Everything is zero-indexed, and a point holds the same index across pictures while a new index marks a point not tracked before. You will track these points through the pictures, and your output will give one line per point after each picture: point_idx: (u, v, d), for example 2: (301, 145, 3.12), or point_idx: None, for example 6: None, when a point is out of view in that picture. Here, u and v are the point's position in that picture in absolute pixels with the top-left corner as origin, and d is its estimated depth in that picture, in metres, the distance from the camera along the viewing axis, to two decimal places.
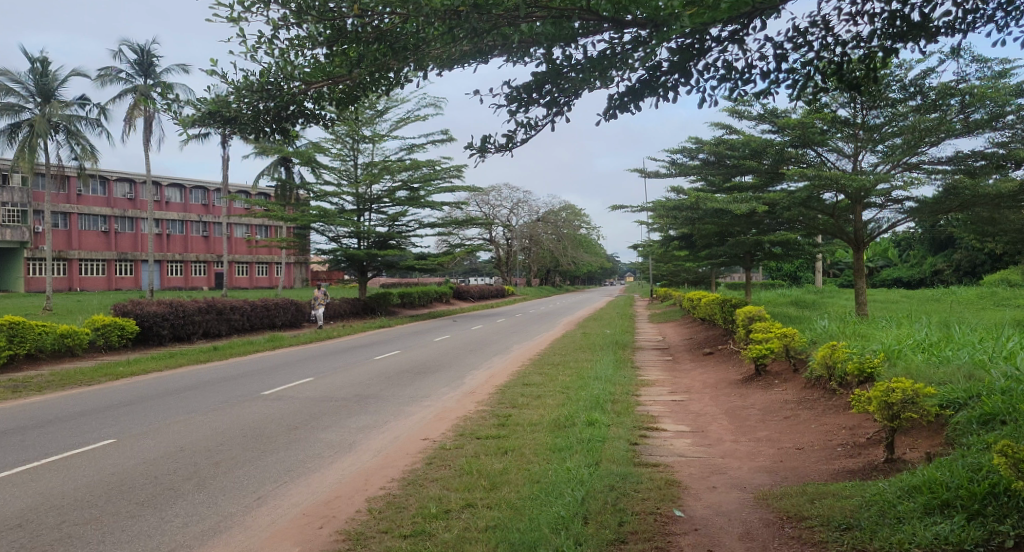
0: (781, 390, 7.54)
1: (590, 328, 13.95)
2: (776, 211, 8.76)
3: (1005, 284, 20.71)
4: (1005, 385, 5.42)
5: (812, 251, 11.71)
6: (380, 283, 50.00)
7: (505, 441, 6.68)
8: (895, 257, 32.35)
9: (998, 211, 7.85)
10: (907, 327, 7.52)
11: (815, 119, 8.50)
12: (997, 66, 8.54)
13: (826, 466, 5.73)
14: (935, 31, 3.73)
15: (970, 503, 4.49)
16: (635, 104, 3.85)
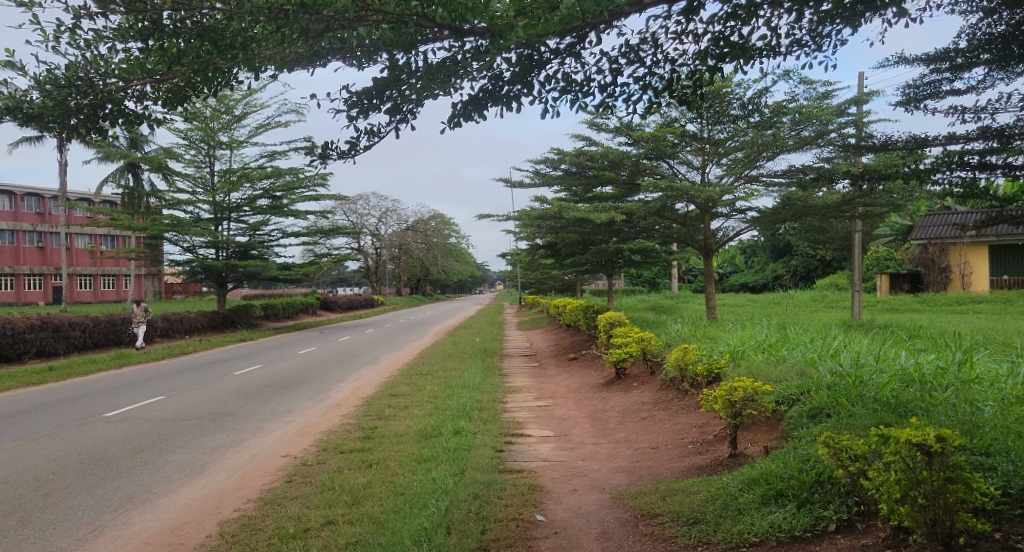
0: (639, 392, 7.84)
1: (460, 336, 13.96)
2: (633, 220, 9.10)
3: (836, 288, 22.54)
4: (831, 380, 5.91)
5: (669, 257, 12.29)
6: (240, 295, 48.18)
7: (370, 454, 6.54)
8: (742, 262, 33.97)
9: (827, 220, 8.54)
10: (750, 328, 8.04)
11: (666, 132, 8.95)
12: (821, 87, 9.31)
13: (677, 463, 6.00)
14: (756, 53, 3.97)
15: (800, 491, 4.87)
16: (479, 113, 3.86)
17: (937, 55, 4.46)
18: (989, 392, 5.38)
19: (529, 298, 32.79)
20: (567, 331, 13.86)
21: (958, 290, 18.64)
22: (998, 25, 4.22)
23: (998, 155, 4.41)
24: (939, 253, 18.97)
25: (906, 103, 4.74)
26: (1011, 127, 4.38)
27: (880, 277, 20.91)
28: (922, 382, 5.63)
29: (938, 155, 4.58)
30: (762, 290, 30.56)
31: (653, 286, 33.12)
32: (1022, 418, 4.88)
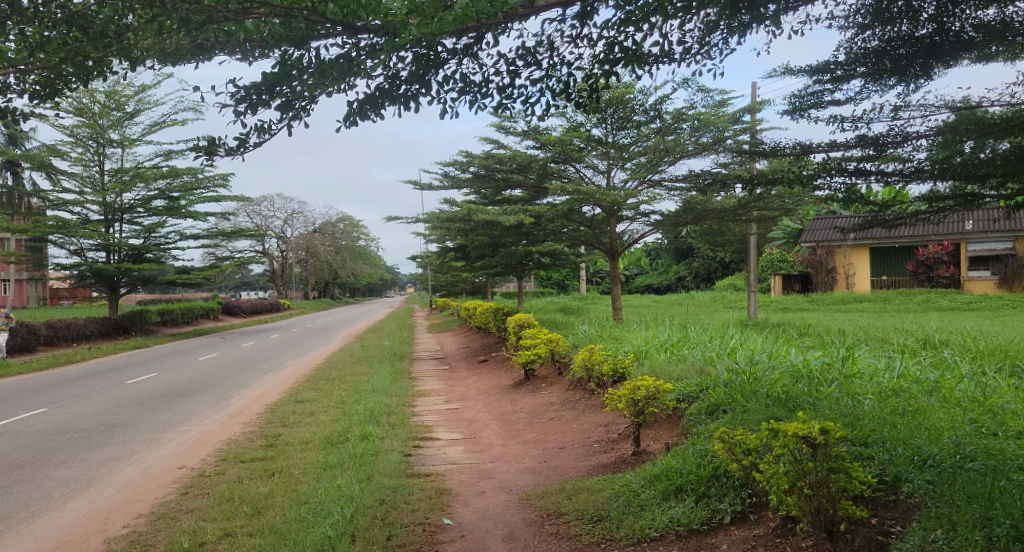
0: (547, 393, 7.93)
1: (368, 340, 13.73)
2: (542, 222, 9.20)
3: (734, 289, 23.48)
4: (727, 377, 6.14)
5: (576, 260, 12.49)
6: (134, 300, 45.79)
7: (272, 463, 6.32)
8: (646, 264, 34.04)
9: (724, 223, 8.90)
10: (653, 329, 8.26)
11: (573, 137, 9.10)
12: (717, 96, 9.71)
13: (584, 462, 6.08)
14: (650, 59, 4.07)
15: (698, 486, 5.03)
16: (376, 113, 3.71)
17: (819, 66, 4.71)
18: (868, 385, 5.72)
19: (439, 300, 32.49)
20: (477, 333, 13.87)
21: (842, 290, 19.79)
22: (872, 40, 4.50)
23: (873, 162, 4.71)
24: (826, 255, 20.03)
25: (792, 112, 4.97)
26: (885, 136, 4.68)
27: (773, 278, 21.22)
28: (810, 377, 5.92)
29: (821, 162, 4.83)
30: (664, 290, 31.18)
31: (562, 288, 33.43)
32: (897, 410, 5.21)
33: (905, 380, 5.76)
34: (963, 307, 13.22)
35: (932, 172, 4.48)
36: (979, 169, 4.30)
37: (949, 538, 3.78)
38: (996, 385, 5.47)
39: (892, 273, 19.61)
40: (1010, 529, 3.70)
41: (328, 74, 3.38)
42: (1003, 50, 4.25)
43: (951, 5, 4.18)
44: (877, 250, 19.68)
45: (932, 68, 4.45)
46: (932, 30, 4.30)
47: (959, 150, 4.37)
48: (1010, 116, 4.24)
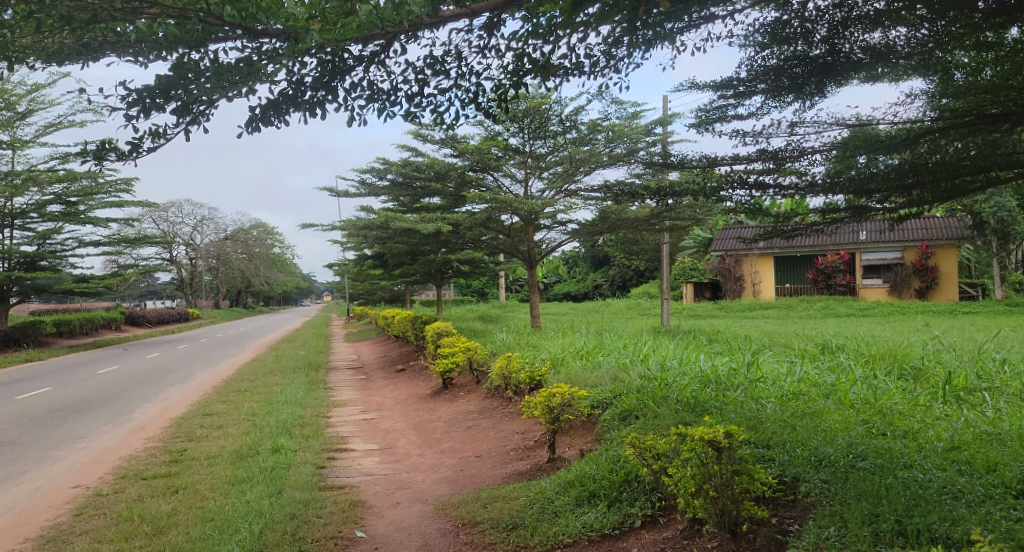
0: (465, 401, 7.91)
1: (282, 350, 13.37)
2: (460, 230, 9.20)
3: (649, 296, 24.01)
4: (639, 383, 6.28)
5: (495, 268, 12.52)
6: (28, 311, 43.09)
7: (176, 479, 6.02)
8: (564, 272, 33.98)
9: (638, 232, 9.12)
10: (570, 336, 8.37)
11: (490, 146, 9.17)
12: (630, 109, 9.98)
13: (501, 470, 6.06)
14: (560, 71, 4.11)
15: (610, 491, 5.11)
16: (280, 119, 3.60)
17: (722, 82, 4.87)
18: (771, 389, 5.96)
19: (357, 308, 31.76)
20: (396, 343, 13.70)
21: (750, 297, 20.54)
22: (771, 58, 4.68)
23: (771, 176, 4.90)
24: (733, 263, 20.73)
25: (698, 125, 5.13)
26: (784, 151, 4.88)
27: (687, 285, 21.47)
28: (717, 382, 6.13)
29: (724, 174, 5.00)
30: (581, 297, 31.23)
31: (482, 296, 33.22)
32: (796, 412, 5.45)
33: (805, 383, 6.02)
34: (859, 313, 13.95)
35: (826, 185, 4.70)
36: (869, 182, 4.54)
37: (841, 535, 3.95)
38: (885, 387, 5.79)
39: (795, 281, 20.54)
40: (894, 525, 3.89)
41: (227, 78, 3.27)
42: (888, 71, 4.54)
43: (841, 27, 4.41)
44: (782, 259, 20.57)
45: (825, 87, 4.68)
46: (824, 51, 4.52)
47: (855, 164, 4.62)
48: (896, 134, 4.51)
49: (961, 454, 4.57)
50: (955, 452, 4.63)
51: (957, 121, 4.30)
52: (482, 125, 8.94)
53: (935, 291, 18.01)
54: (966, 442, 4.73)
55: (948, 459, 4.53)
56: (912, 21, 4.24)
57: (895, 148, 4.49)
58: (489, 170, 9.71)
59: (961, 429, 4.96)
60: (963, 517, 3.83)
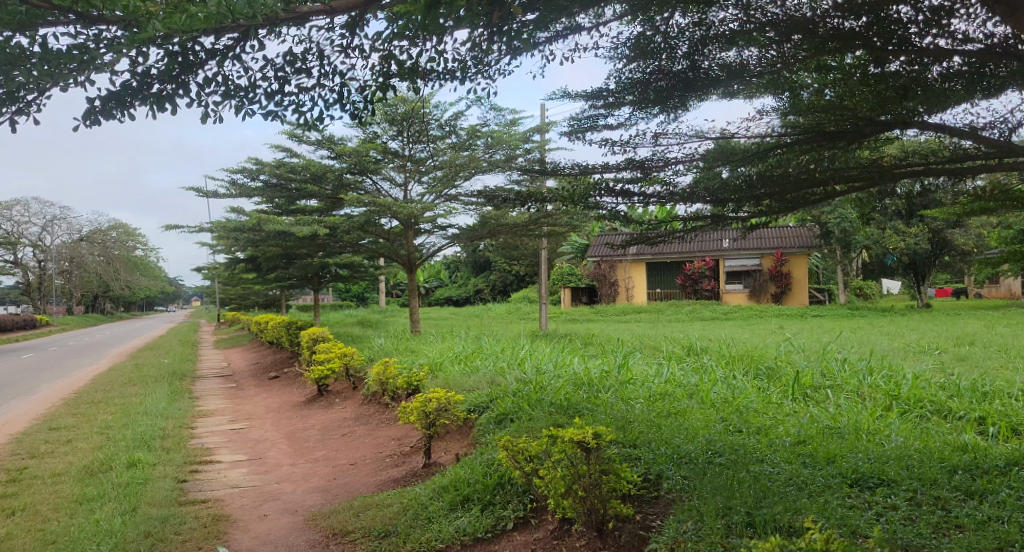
0: (341, 408, 7.73)
1: (142, 359, 12.55)
2: (337, 234, 9.00)
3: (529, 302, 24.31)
4: (515, 387, 6.33)
5: (375, 273, 12.34)
6: None
7: (14, 500, 5.49)
8: (446, 277, 33.16)
9: (517, 238, 9.27)
10: (449, 341, 8.37)
11: (369, 148, 9.09)
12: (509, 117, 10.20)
13: (375, 477, 5.89)
14: (431, 75, 4.03)
15: (484, 495, 5.11)
16: (124, 112, 3.37)
17: (593, 93, 5.00)
18: (640, 390, 6.18)
19: (229, 314, 30.16)
20: (269, 349, 13.18)
21: (623, 302, 21.23)
22: (636, 72, 4.85)
23: (637, 184, 5.07)
24: (608, 269, 21.36)
25: (570, 133, 5.25)
26: (649, 161, 5.05)
27: (563, 290, 22.38)
28: (590, 384, 6.29)
29: (595, 182, 5.13)
30: (463, 302, 30.57)
31: (361, 301, 32.13)
32: (662, 412, 5.68)
33: (671, 384, 6.29)
34: (722, 317, 14.73)
35: (687, 193, 4.90)
36: (731, 191, 4.74)
37: (697, 528, 4.12)
38: (742, 386, 6.14)
39: (665, 287, 21.46)
40: (745, 516, 4.10)
41: (57, 65, 3.04)
42: (743, 88, 4.80)
43: (700, 45, 4.60)
44: (658, 264, 21.41)
45: (687, 101, 4.89)
46: (686, 66, 4.71)
47: (717, 174, 4.84)
48: (753, 147, 4.77)
49: (806, 448, 4.91)
50: (801, 446, 4.97)
51: (802, 137, 4.64)
52: (360, 128, 8.84)
53: (789, 296, 19.34)
54: (811, 437, 5.08)
55: (795, 453, 4.85)
56: (762, 42, 4.45)
57: (749, 160, 4.75)
58: (368, 173, 9.51)
59: (807, 425, 5.33)
60: (804, 506, 4.09)
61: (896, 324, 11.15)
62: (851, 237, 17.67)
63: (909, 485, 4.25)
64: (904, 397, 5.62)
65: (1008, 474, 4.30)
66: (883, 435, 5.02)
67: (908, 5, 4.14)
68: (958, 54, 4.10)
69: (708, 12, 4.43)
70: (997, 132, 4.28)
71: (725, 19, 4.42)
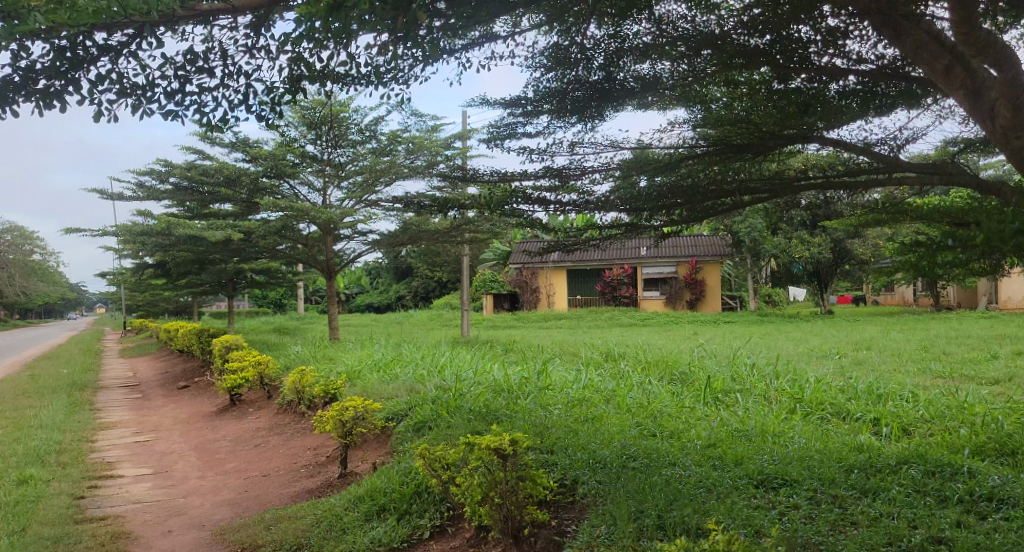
0: (254, 418, 7.51)
1: (38, 369, 11.84)
2: (252, 239, 8.78)
3: (451, 308, 24.19)
4: (435, 394, 6.27)
5: (293, 279, 12.08)
6: None
7: None
8: (367, 283, 32.48)
9: (438, 244, 9.27)
10: (368, 348, 8.27)
11: (286, 152, 8.93)
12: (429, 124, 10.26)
13: (288, 489, 5.71)
14: (344, 79, 3.96)
15: (400, 504, 5.03)
16: (7, 108, 3.18)
17: (512, 100, 5.03)
18: (558, 395, 6.25)
19: (136, 322, 28.67)
20: (177, 358, 12.66)
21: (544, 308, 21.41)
22: (553, 82, 4.90)
23: (554, 192, 5.09)
24: (530, 275, 21.52)
25: (490, 140, 5.26)
26: (567, 169, 5.12)
27: (485, 297, 21.71)
28: (509, 390, 6.31)
29: (513, 189, 5.14)
30: (384, 309, 29.96)
31: (279, 308, 31.12)
32: (579, 418, 5.75)
33: (588, 390, 6.38)
34: (640, 323, 15.09)
35: (603, 202, 4.97)
36: (644, 200, 4.82)
37: (610, 532, 4.17)
38: (657, 391, 6.30)
39: (584, 293, 21.84)
40: (655, 519, 4.17)
41: None
42: (656, 100, 4.94)
43: (616, 57, 4.68)
44: (580, 271, 21.68)
45: (604, 111, 4.96)
46: (602, 77, 4.79)
47: (631, 184, 4.94)
48: (669, 157, 4.91)
49: (715, 451, 5.06)
50: (711, 449, 5.12)
51: (712, 150, 4.82)
52: (276, 130, 8.69)
53: (703, 302, 19.98)
54: (720, 440, 5.25)
55: (705, 456, 4.98)
56: (674, 55, 4.55)
57: (662, 171, 4.87)
58: (284, 177, 9.33)
59: (717, 428, 5.49)
60: (712, 508, 4.20)
61: (797, 329, 11.70)
62: (760, 246, 18.48)
63: (810, 485, 4.43)
64: (807, 400, 5.87)
65: (898, 471, 4.54)
66: (786, 437, 5.23)
67: (808, 26, 4.33)
68: (852, 74, 4.35)
69: (623, 25, 4.51)
70: (888, 147, 4.56)
71: (639, 32, 4.54)
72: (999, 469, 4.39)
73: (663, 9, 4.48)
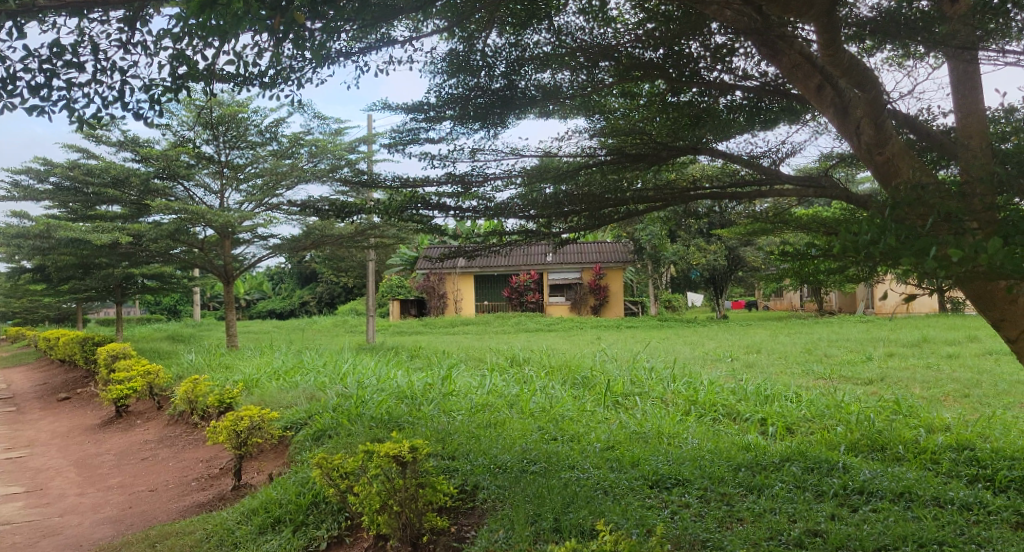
0: (142, 431, 7.17)
1: None
2: (142, 242, 8.43)
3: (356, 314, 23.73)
4: (335, 402, 6.14)
5: (187, 284, 11.63)
6: None
7: None
8: (269, 288, 31.18)
9: (342, 250, 9.14)
10: (267, 355, 8.04)
11: (179, 152, 8.60)
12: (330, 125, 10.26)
13: (175, 504, 5.44)
14: (232, 79, 3.82)
15: (296, 515, 4.87)
16: None
17: (414, 105, 4.96)
18: (462, 401, 6.24)
19: (10, 329, 26.48)
20: (57, 369, 11.89)
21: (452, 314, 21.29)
22: (456, 88, 4.83)
23: (455, 198, 5.07)
24: (438, 281, 21.39)
25: (391, 145, 5.19)
26: (469, 175, 5.11)
27: (392, 303, 21.51)
28: (412, 397, 6.26)
29: (415, 194, 5.05)
30: (288, 315, 28.90)
31: (173, 314, 29.55)
32: (482, 423, 5.75)
33: (492, 395, 6.40)
34: (545, 328, 15.34)
35: (504, 208, 4.99)
36: (544, 206, 4.87)
37: (508, 536, 4.17)
38: (559, 395, 6.39)
39: (492, 298, 21.88)
40: (552, 522, 4.20)
41: None
42: (557, 109, 4.94)
43: (517, 65, 4.70)
44: (489, 277, 21.78)
45: (506, 118, 4.91)
46: (503, 85, 4.76)
47: (531, 191, 5.00)
48: (571, 165, 4.99)
49: (613, 453, 5.17)
50: (609, 451, 5.22)
51: (611, 159, 4.95)
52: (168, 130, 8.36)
53: (606, 308, 20.47)
54: (618, 442, 5.36)
55: (603, 458, 5.08)
56: (573, 66, 4.65)
57: (562, 178, 4.94)
58: (177, 179, 9.03)
59: (616, 430, 5.61)
60: (608, 509, 4.28)
61: (693, 333, 12.14)
62: (660, 253, 19.15)
63: (701, 484, 4.58)
64: (700, 402, 6.09)
65: (781, 468, 4.76)
66: (680, 437, 5.41)
67: (698, 42, 4.53)
68: (739, 89, 4.57)
69: (523, 34, 4.62)
70: (770, 160, 4.81)
71: (539, 42, 4.64)
72: (870, 464, 4.67)
73: (562, 20, 4.58)
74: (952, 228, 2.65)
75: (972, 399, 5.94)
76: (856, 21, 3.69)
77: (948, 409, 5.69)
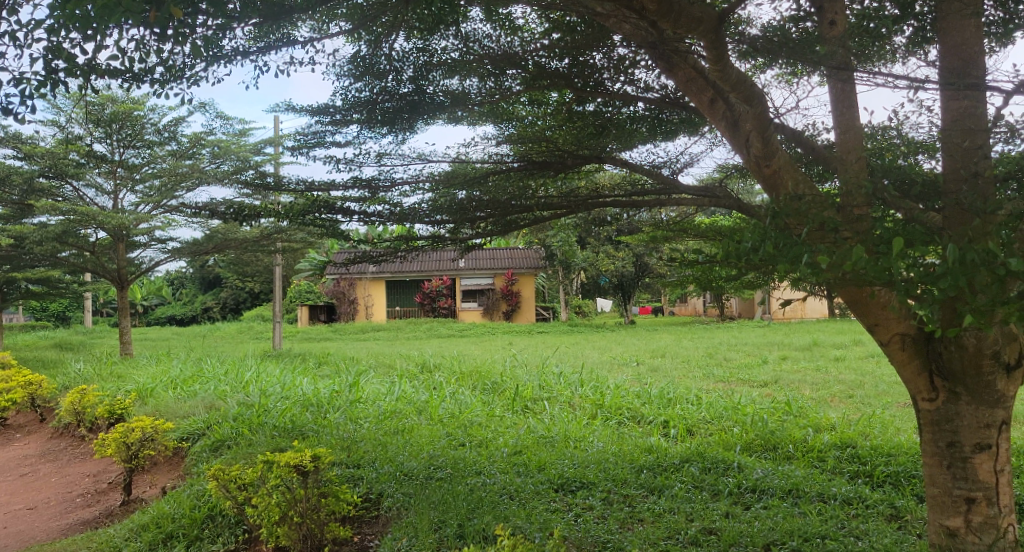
0: (20, 445, 6.71)
1: None
2: (25, 244, 7.92)
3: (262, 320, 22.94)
4: (236, 411, 5.93)
5: (75, 289, 10.98)
6: None
7: None
8: (169, 293, 29.68)
9: (246, 254, 8.88)
10: (164, 363, 7.70)
11: (68, 149, 8.18)
12: (233, 127, 9.97)
13: (57, 522, 5.10)
14: (117, 75, 3.61)
15: (190, 530, 4.62)
16: None
17: (319, 108, 4.85)
18: (370, 408, 6.14)
19: None
20: None
21: (364, 320, 20.92)
22: (362, 92, 4.75)
23: (361, 203, 4.98)
24: (348, 287, 20.98)
25: (294, 148, 5.04)
26: (377, 180, 5.01)
27: (301, 309, 20.94)
28: (318, 405, 6.12)
29: (320, 198, 4.91)
30: (189, 322, 27.55)
31: (62, 320, 27.70)
32: (389, 430, 5.68)
33: (400, 402, 6.34)
34: (457, 333, 15.36)
35: (413, 212, 4.94)
36: (452, 211, 4.86)
37: (411, 544, 4.07)
38: (468, 400, 6.39)
39: (405, 304, 21.65)
40: (456, 528, 4.16)
41: None
42: (466, 115, 4.94)
43: (425, 70, 4.65)
44: (403, 283, 21.56)
45: (414, 123, 4.86)
46: (411, 89, 4.71)
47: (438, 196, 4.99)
48: (481, 170, 4.99)
49: (520, 458, 5.19)
50: (516, 456, 5.24)
51: (520, 167, 4.99)
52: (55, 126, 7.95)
53: (519, 314, 20.63)
54: (525, 447, 5.39)
55: (510, 463, 5.10)
56: (481, 72, 4.63)
57: (471, 183, 4.93)
58: (66, 178, 8.57)
59: (523, 435, 5.65)
60: (513, 513, 4.28)
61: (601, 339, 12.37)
62: (571, 260, 19.44)
63: (604, 486, 4.66)
64: (606, 405, 6.21)
65: (680, 469, 4.91)
66: (586, 441, 5.49)
67: (602, 53, 4.60)
68: (642, 101, 4.68)
69: (432, 39, 4.57)
70: (670, 170, 4.96)
71: (447, 48, 4.57)
72: (762, 463, 4.87)
73: (470, 27, 4.56)
74: (827, 238, 2.79)
75: (855, 399, 6.30)
76: (745, 41, 3.84)
77: (834, 409, 6.00)
